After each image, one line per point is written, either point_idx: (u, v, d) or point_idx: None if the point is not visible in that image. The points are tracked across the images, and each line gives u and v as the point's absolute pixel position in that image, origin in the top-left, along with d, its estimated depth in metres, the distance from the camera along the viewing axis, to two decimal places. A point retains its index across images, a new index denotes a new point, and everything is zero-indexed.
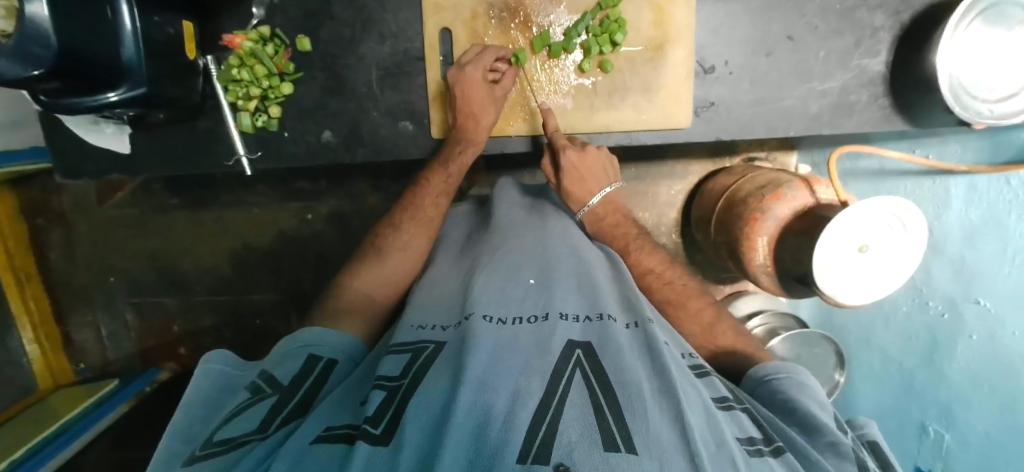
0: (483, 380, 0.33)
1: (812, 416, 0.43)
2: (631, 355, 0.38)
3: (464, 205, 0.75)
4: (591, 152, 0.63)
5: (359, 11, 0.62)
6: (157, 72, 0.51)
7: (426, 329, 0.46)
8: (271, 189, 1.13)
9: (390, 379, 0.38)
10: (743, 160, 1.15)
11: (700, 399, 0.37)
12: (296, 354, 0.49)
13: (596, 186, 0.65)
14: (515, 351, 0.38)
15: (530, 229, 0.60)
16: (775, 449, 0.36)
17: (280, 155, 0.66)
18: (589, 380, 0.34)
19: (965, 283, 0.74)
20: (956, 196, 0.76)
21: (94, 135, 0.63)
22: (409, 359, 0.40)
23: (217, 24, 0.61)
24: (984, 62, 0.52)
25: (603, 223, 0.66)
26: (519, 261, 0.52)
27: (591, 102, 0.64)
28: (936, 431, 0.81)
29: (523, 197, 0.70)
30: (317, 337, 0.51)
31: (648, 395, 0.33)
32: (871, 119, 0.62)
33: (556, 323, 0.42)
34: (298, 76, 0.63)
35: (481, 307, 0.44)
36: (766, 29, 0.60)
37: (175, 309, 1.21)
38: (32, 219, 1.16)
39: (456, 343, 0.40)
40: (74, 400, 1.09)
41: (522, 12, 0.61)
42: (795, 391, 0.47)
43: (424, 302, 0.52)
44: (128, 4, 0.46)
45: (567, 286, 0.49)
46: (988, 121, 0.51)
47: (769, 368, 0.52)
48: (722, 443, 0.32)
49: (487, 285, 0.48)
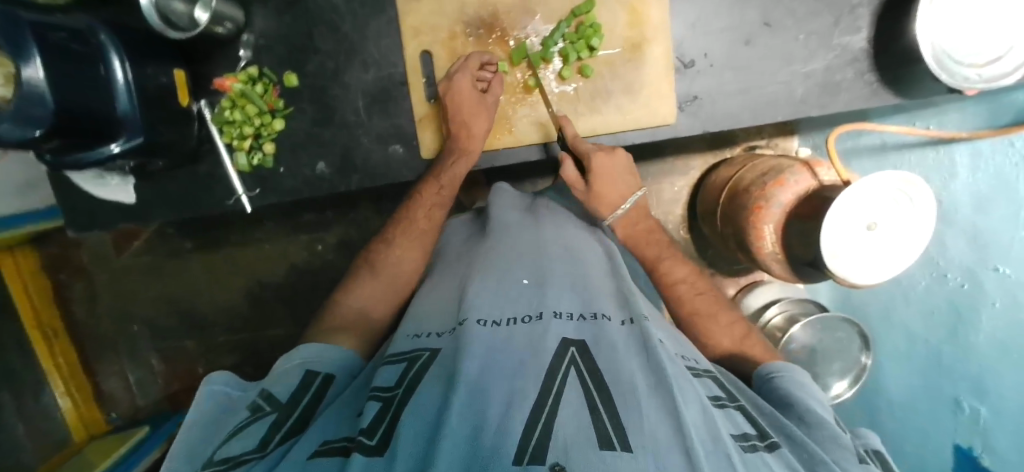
0: (476, 381, 0.34)
1: (811, 411, 0.46)
2: (626, 353, 0.39)
3: (465, 216, 0.76)
4: (617, 155, 0.64)
5: (342, 42, 0.64)
6: (152, 120, 0.53)
7: (422, 337, 0.47)
8: (280, 223, 1.16)
9: (385, 389, 0.39)
10: (744, 149, 1.14)
11: (697, 396, 0.37)
12: (294, 369, 0.49)
13: (620, 194, 0.65)
14: (510, 353, 0.38)
15: (527, 229, 0.60)
16: (769, 444, 0.38)
17: (278, 190, 0.67)
18: (584, 377, 0.36)
19: (980, 251, 0.73)
20: (961, 165, 0.76)
21: (100, 190, 0.64)
22: (404, 369, 0.41)
23: (208, 69, 0.63)
24: (966, 29, 0.51)
25: (635, 228, 0.69)
26: (513, 262, 0.53)
27: (574, 106, 0.64)
28: (971, 406, 0.77)
29: (523, 197, 0.72)
30: (316, 352, 0.52)
31: (642, 393, 0.34)
32: (859, 95, 0.60)
33: (549, 322, 0.42)
34: (288, 111, 0.65)
35: (475, 311, 0.44)
36: (742, 17, 0.60)
37: (198, 350, 1.23)
38: (55, 275, 1.20)
39: (451, 349, 0.41)
40: (105, 449, 1.10)
41: (498, 27, 0.62)
42: (795, 387, 0.49)
43: (421, 312, 0.53)
44: (120, 59, 0.48)
45: (560, 285, 0.49)
46: (980, 85, 0.50)
47: (772, 368, 0.53)
48: (720, 437, 0.33)
49: (481, 290, 0.48)
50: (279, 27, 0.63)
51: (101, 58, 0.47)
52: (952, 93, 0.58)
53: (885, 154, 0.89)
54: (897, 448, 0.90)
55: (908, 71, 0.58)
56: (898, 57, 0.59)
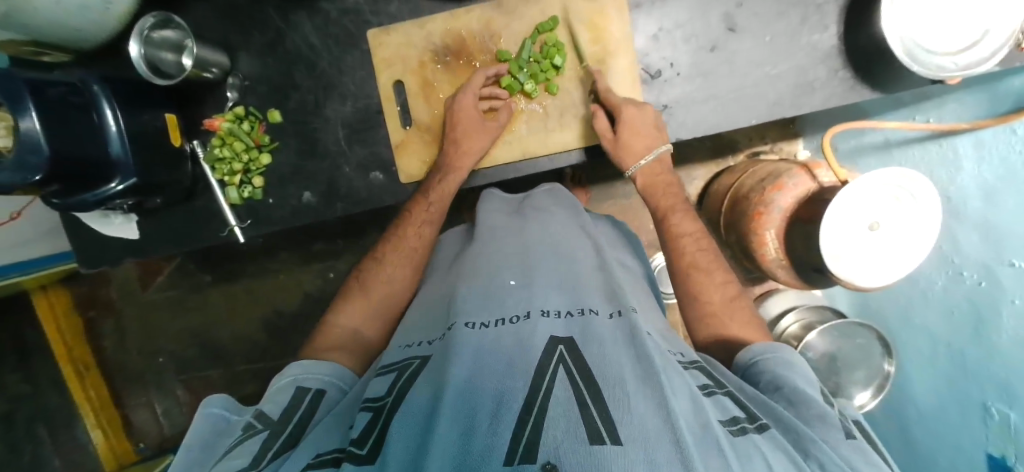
0: (465, 386, 0.35)
1: (798, 391, 0.46)
2: (613, 347, 0.40)
3: (458, 228, 0.76)
4: (648, 107, 0.60)
5: (320, 78, 0.67)
6: (146, 162, 0.56)
7: (413, 346, 0.49)
8: (292, 254, 1.20)
9: (376, 399, 0.41)
10: (747, 156, 1.11)
11: (688, 387, 0.39)
12: (286, 388, 0.51)
13: (645, 148, 0.61)
14: (498, 354, 0.39)
15: (511, 231, 0.62)
16: (759, 426, 0.39)
17: (269, 221, 0.69)
18: (572, 372, 0.36)
19: (994, 246, 0.68)
20: (965, 156, 0.72)
21: (105, 229, 0.68)
22: (394, 377, 0.43)
23: (198, 111, 0.67)
24: (932, 19, 0.50)
25: (657, 177, 0.70)
26: (500, 265, 0.54)
27: (544, 123, 0.65)
28: (1000, 412, 0.71)
29: (512, 200, 0.73)
30: (306, 369, 0.53)
31: (631, 386, 0.35)
32: (834, 93, 0.59)
33: (536, 321, 0.44)
34: (274, 146, 0.68)
35: (463, 315, 0.46)
36: (705, 25, 0.60)
37: (219, 380, 1.26)
38: (86, 312, 1.26)
39: (440, 354, 0.42)
40: None
41: (466, 54, 0.65)
42: (779, 368, 0.50)
43: (413, 322, 0.55)
44: (111, 107, 0.52)
45: (546, 284, 0.51)
46: (957, 72, 0.49)
47: (754, 351, 0.54)
48: (708, 424, 0.34)
49: (467, 293, 0.49)
50: (263, 68, 0.67)
51: (93, 107, 0.51)
52: (931, 83, 0.56)
53: (891, 151, 0.88)
54: (933, 457, 0.84)
55: (879, 65, 0.57)
56: (869, 51, 0.57)
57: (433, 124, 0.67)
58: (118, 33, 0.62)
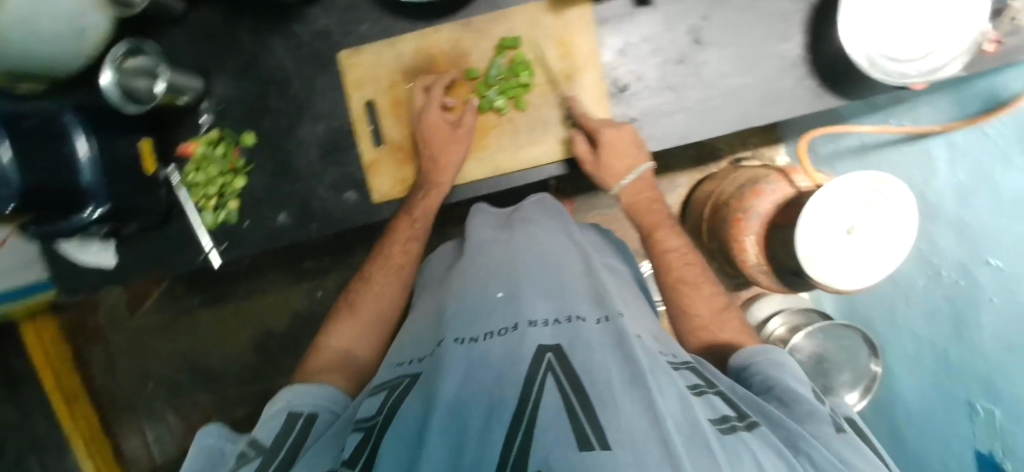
0: (455, 402, 0.36)
1: (789, 389, 0.46)
2: (601, 352, 0.40)
3: (449, 243, 0.75)
4: (627, 127, 0.61)
5: (293, 100, 0.68)
6: (121, 189, 0.56)
7: (404, 365, 0.49)
8: (280, 273, 1.20)
9: (367, 419, 0.41)
10: (729, 163, 1.12)
11: (677, 387, 0.38)
12: (279, 413, 0.50)
13: (625, 167, 0.63)
14: (487, 366, 0.39)
15: (497, 245, 0.61)
16: (748, 424, 0.39)
17: (246, 243, 0.69)
18: (561, 381, 0.36)
19: (972, 247, 0.68)
20: (939, 157, 0.73)
21: (83, 257, 0.68)
22: (385, 397, 0.43)
23: (174, 136, 0.68)
24: (890, 29, 0.52)
25: (640, 196, 0.70)
26: (486, 278, 0.54)
27: (515, 139, 0.65)
28: (986, 407, 0.70)
29: (500, 213, 0.72)
30: (297, 393, 0.53)
31: (617, 388, 0.35)
32: (801, 101, 0.60)
33: (524, 331, 0.43)
34: (249, 168, 0.68)
35: (452, 332, 0.46)
36: (671, 37, 0.61)
37: (209, 403, 1.24)
38: (76, 338, 1.24)
39: (430, 372, 0.42)
40: None
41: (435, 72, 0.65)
42: (769, 369, 0.50)
43: (407, 338, 0.55)
44: (83, 136, 0.52)
45: (534, 292, 0.50)
46: (919, 78, 0.50)
47: (746, 354, 0.54)
48: (698, 423, 0.34)
49: (456, 309, 0.50)
50: (236, 91, 0.68)
51: (64, 137, 0.51)
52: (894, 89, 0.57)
53: (868, 154, 0.89)
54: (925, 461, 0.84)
55: (845, 73, 0.58)
56: (835, 60, 0.58)
57: (404, 141, 0.67)
58: (92, 61, 0.62)
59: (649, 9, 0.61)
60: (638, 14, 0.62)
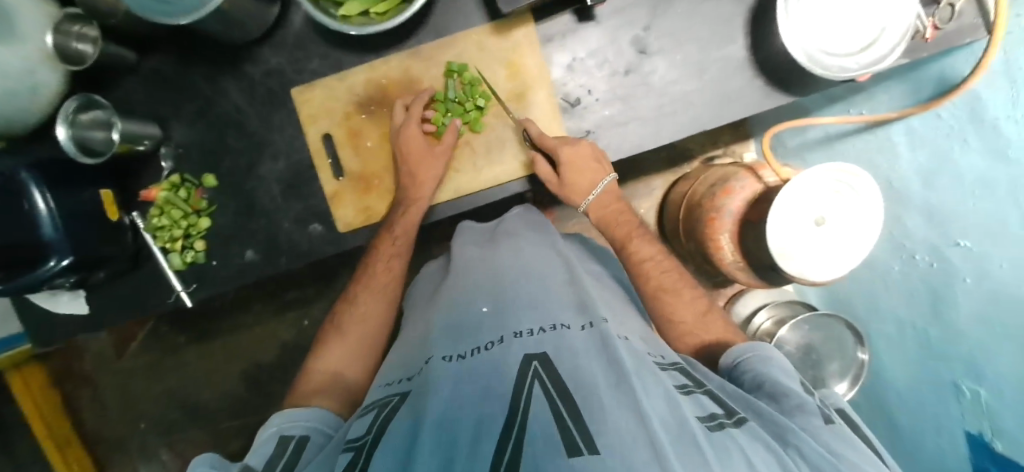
0: (445, 414, 0.35)
1: (779, 385, 0.46)
2: (586, 358, 0.40)
3: (437, 263, 0.75)
4: (584, 143, 0.63)
5: (252, 137, 0.69)
6: (85, 239, 0.58)
7: (394, 385, 0.47)
8: (266, 305, 1.19)
9: (357, 439, 0.40)
10: (702, 161, 1.13)
11: (663, 387, 0.38)
12: (269, 439, 0.49)
13: (590, 180, 0.65)
14: (474, 379, 0.38)
15: (482, 262, 0.61)
16: (737, 420, 0.39)
17: (213, 283, 0.70)
18: (548, 390, 0.35)
19: (940, 228, 0.69)
20: (900, 142, 0.73)
21: (55, 308, 0.69)
22: (374, 416, 0.42)
23: (136, 183, 0.69)
24: (824, 28, 0.55)
25: (607, 209, 0.70)
26: (472, 294, 0.53)
27: (473, 161, 0.67)
28: (971, 389, 0.70)
29: (484, 228, 0.73)
30: (289, 417, 0.51)
31: (604, 391, 0.35)
32: (752, 101, 0.62)
33: (510, 343, 0.43)
34: (213, 209, 0.69)
35: (440, 349, 0.45)
36: (618, 49, 0.63)
37: (202, 440, 1.22)
38: (63, 385, 1.22)
39: (418, 390, 0.41)
40: None
41: (388, 101, 0.67)
42: (759, 365, 0.50)
43: (396, 360, 0.54)
44: (41, 191, 0.53)
45: (519, 305, 0.50)
46: (859, 72, 0.53)
47: (736, 352, 0.54)
48: (685, 420, 0.33)
49: (444, 327, 0.49)
50: (194, 135, 0.69)
51: (24, 195, 0.53)
52: (835, 82, 0.59)
53: (833, 144, 0.90)
54: (917, 443, 0.84)
55: (792, 72, 0.60)
56: (778, 60, 0.61)
57: (364, 171, 0.68)
58: (49, 115, 0.63)
59: (592, 24, 0.63)
60: (583, 29, 0.64)
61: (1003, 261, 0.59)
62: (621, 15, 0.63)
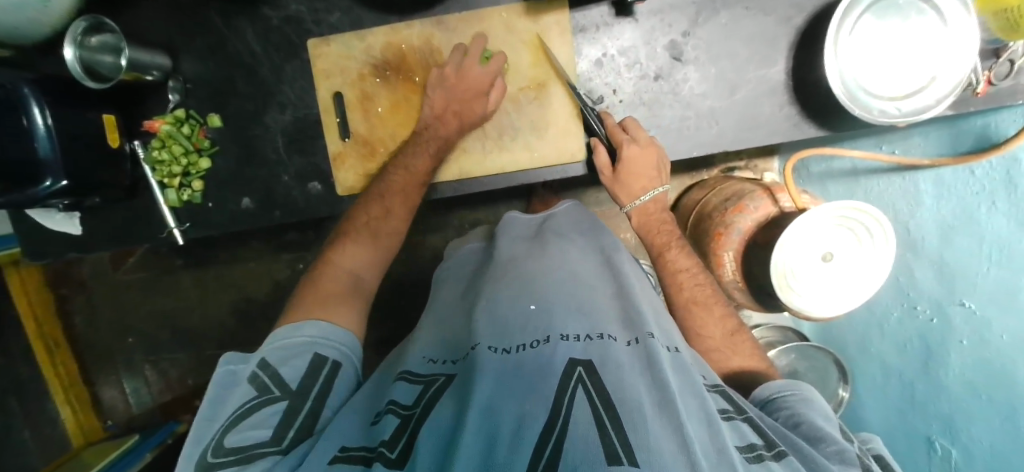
0: (489, 406, 0.33)
1: (818, 427, 0.43)
2: (632, 373, 0.35)
3: (476, 242, 0.68)
4: (649, 149, 0.60)
5: (260, 85, 0.68)
6: (81, 164, 0.59)
7: (438, 363, 0.45)
8: (263, 243, 1.19)
9: (404, 407, 0.38)
10: (722, 171, 1.09)
11: (703, 408, 0.35)
12: (302, 350, 0.48)
13: (642, 187, 0.63)
14: (519, 378, 0.35)
15: (526, 248, 0.55)
16: (777, 453, 0.36)
17: (207, 224, 0.71)
18: (592, 399, 0.32)
19: (947, 285, 0.67)
20: (925, 191, 0.70)
21: (47, 222, 0.69)
22: (421, 390, 0.41)
23: (141, 112, 0.68)
24: (874, 65, 0.53)
25: (654, 217, 0.66)
26: (514, 283, 0.47)
27: (483, 144, 0.66)
28: (943, 447, 0.71)
29: (531, 222, 0.63)
30: (320, 333, 0.50)
31: (648, 411, 0.31)
32: (779, 128, 0.61)
33: (556, 345, 0.38)
34: (214, 150, 0.69)
35: (485, 337, 0.41)
36: (653, 51, 0.62)
37: (187, 364, 1.25)
38: (58, 289, 1.21)
39: (463, 377, 0.39)
40: (101, 452, 1.11)
41: (404, 69, 0.65)
42: (798, 404, 0.47)
43: (429, 331, 0.51)
44: (39, 108, 0.54)
45: (567, 303, 0.44)
46: (898, 118, 0.52)
47: (774, 387, 0.51)
48: (724, 448, 0.31)
49: (488, 311, 0.45)
50: (202, 71, 0.68)
51: (23, 109, 0.53)
52: (866, 124, 0.58)
53: (858, 179, 0.84)
54: None
55: (826, 105, 0.59)
56: (813, 89, 0.60)
57: (368, 136, 0.66)
58: (61, 30, 0.62)
59: (628, 21, 0.62)
60: (618, 25, 0.62)
61: (1004, 331, 0.58)
62: (660, 17, 0.61)
